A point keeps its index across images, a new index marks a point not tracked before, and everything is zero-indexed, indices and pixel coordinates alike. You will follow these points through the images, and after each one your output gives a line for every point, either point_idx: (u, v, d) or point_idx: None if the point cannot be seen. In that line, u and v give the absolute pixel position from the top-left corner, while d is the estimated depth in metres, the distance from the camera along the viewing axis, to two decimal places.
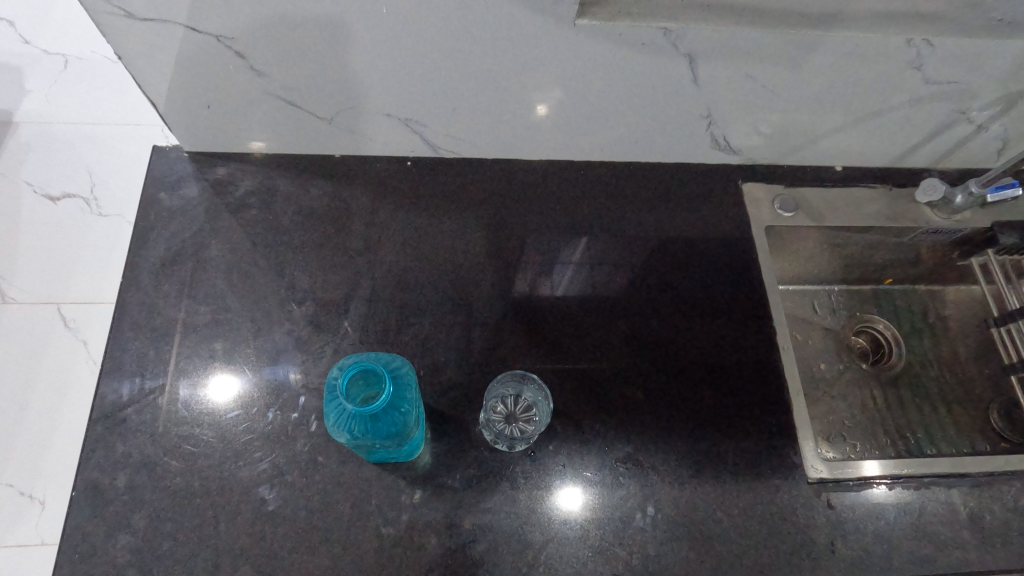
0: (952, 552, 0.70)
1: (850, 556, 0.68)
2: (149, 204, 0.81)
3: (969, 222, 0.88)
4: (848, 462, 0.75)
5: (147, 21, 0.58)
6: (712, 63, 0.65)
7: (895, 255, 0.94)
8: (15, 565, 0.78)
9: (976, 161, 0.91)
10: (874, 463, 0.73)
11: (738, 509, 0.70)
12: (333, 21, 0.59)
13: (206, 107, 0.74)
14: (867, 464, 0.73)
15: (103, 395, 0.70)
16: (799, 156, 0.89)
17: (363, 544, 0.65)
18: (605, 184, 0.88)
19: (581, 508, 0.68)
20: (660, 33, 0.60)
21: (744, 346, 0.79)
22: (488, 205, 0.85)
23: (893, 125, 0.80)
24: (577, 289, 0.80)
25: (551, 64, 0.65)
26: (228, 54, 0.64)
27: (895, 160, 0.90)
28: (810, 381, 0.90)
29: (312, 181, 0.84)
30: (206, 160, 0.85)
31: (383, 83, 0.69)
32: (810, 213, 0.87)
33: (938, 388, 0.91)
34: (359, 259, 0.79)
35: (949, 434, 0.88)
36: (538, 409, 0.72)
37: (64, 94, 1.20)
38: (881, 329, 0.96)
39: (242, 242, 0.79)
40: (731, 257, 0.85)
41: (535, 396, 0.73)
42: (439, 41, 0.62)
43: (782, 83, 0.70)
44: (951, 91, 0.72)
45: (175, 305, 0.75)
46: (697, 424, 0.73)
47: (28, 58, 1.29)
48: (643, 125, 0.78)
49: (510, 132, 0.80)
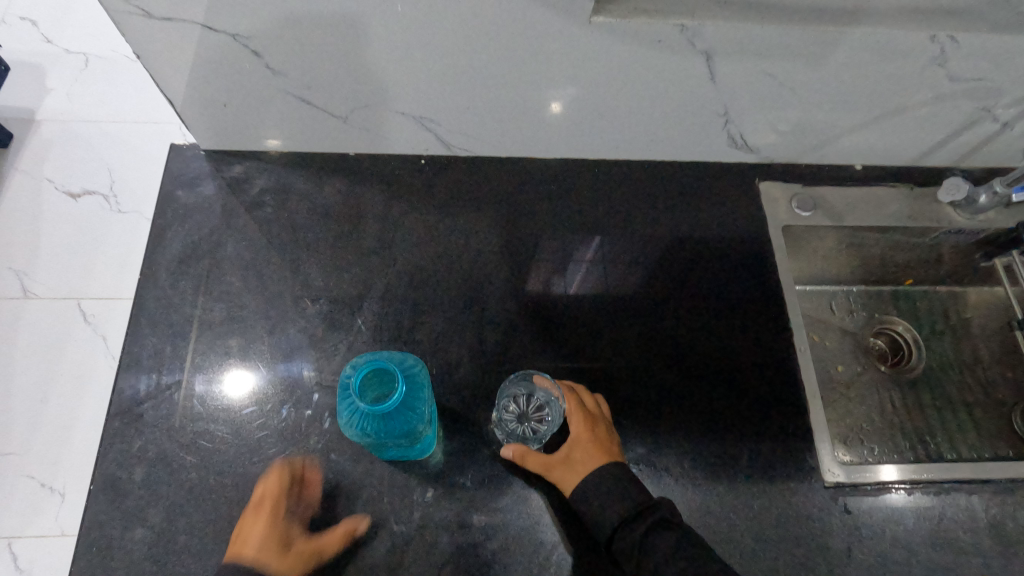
0: (972, 559, 0.68)
1: (867, 563, 0.67)
2: (167, 202, 0.82)
3: (994, 222, 0.85)
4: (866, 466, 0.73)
5: (165, 20, 0.59)
6: (729, 60, 0.64)
7: (915, 256, 0.92)
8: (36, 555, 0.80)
9: (1001, 160, 0.89)
10: (892, 468, 0.72)
11: (752, 512, 0.69)
12: (349, 19, 0.59)
13: (223, 106, 0.74)
14: (885, 469, 0.72)
15: (121, 390, 0.71)
16: (817, 154, 0.87)
17: (375, 541, 0.65)
18: (619, 182, 0.87)
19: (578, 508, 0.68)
20: (676, 30, 0.60)
21: (759, 347, 0.78)
22: (502, 204, 0.85)
23: (915, 123, 0.78)
24: (591, 288, 0.80)
25: (566, 62, 0.65)
26: (245, 53, 0.64)
27: (916, 158, 0.89)
28: (826, 383, 0.89)
29: (326, 179, 0.84)
30: (221, 158, 0.85)
31: (398, 81, 0.69)
32: (829, 213, 0.86)
33: (958, 392, 0.90)
34: (372, 257, 0.79)
35: (971, 438, 0.86)
36: (549, 409, 0.71)
37: (85, 93, 1.23)
38: (900, 331, 0.95)
39: (257, 240, 0.80)
40: (747, 258, 0.84)
41: (546, 396, 0.71)
42: (455, 37, 0.61)
43: (801, 81, 0.68)
44: (976, 88, 0.70)
45: (191, 302, 0.76)
46: (710, 425, 0.73)
47: (50, 57, 1.31)
48: (660, 122, 0.77)
49: (524, 131, 0.80)
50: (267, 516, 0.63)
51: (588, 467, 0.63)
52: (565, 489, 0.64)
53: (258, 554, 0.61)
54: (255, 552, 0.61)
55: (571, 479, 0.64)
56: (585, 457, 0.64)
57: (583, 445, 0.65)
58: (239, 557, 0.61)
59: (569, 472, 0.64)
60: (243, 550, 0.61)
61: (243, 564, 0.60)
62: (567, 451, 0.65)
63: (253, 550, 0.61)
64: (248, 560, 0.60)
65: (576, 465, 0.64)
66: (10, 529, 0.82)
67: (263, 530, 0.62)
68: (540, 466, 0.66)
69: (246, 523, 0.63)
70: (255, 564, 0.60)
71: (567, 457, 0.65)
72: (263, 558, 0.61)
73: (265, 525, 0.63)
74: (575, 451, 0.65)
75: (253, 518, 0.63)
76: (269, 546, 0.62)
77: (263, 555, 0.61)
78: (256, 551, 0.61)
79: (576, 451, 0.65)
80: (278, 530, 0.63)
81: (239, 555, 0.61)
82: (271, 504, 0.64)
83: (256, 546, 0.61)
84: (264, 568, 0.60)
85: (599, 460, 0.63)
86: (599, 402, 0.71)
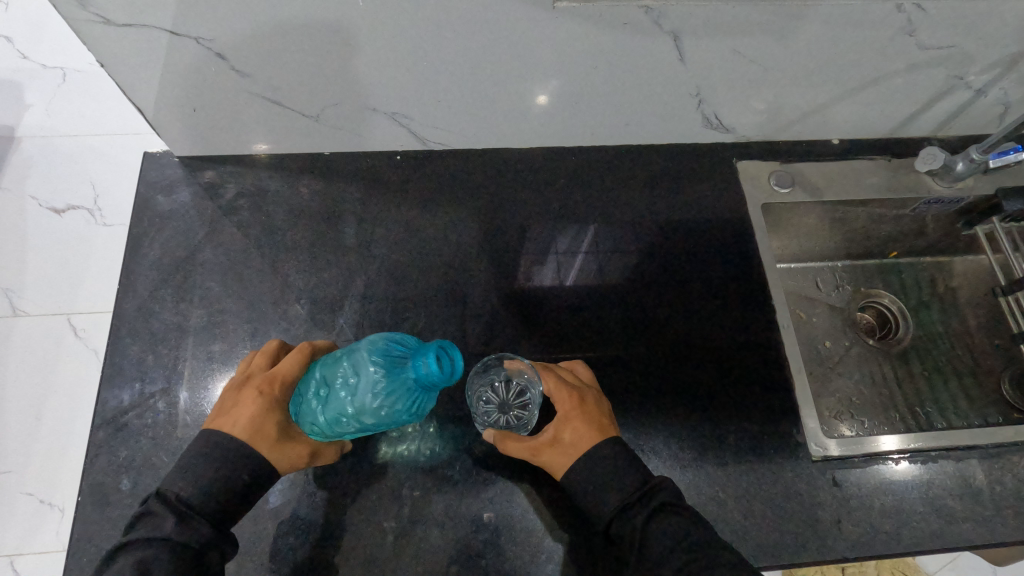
0: (962, 525, 0.69)
1: (858, 533, 0.68)
2: (144, 209, 0.81)
3: (972, 189, 0.85)
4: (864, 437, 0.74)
5: (125, 27, 0.58)
6: (697, 39, 0.64)
7: (896, 227, 0.92)
8: (41, 556, 0.95)
9: (977, 127, 0.88)
10: (890, 438, 0.72)
11: (741, 489, 0.69)
12: (310, 17, 0.58)
13: (193, 110, 0.74)
14: (884, 439, 0.72)
15: (104, 401, 0.70)
16: (794, 131, 0.87)
17: (366, 538, 0.66)
18: (597, 168, 0.87)
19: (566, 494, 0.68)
20: (640, 11, 0.59)
21: (741, 326, 0.78)
22: (480, 195, 0.84)
23: (889, 93, 0.78)
24: (572, 276, 0.80)
25: (533, 49, 0.65)
26: (210, 55, 0.64)
27: (893, 130, 0.88)
28: (814, 359, 0.89)
29: (302, 180, 0.84)
30: (195, 163, 0.85)
31: (367, 77, 0.68)
32: (807, 188, 0.86)
33: (946, 360, 0.91)
34: (351, 256, 0.79)
35: (960, 407, 0.87)
36: (529, 393, 0.72)
37: (63, 106, 1.24)
38: (886, 304, 0.96)
39: (235, 244, 0.80)
40: (727, 238, 0.84)
41: (523, 380, 0.73)
42: (418, 30, 0.61)
43: (771, 57, 0.68)
44: (946, 56, 0.70)
45: (172, 309, 0.76)
46: (696, 406, 0.73)
47: (25, 73, 1.31)
48: (634, 104, 0.77)
49: (499, 120, 0.79)
50: (271, 397, 0.61)
51: (578, 447, 0.62)
52: (554, 472, 0.63)
53: (251, 431, 0.58)
54: (249, 428, 0.58)
55: (561, 462, 0.62)
56: (575, 438, 0.62)
57: (571, 425, 0.63)
58: (231, 429, 0.58)
59: (559, 454, 0.63)
60: (237, 424, 0.59)
61: (234, 441, 0.57)
62: (555, 432, 0.63)
63: (246, 427, 0.58)
64: (238, 437, 0.58)
65: (565, 446, 0.63)
66: (19, 537, 0.94)
67: (263, 410, 0.60)
68: (526, 451, 0.64)
69: (246, 396, 0.60)
70: (246, 442, 0.58)
71: (555, 438, 0.63)
72: (256, 437, 0.58)
73: (268, 404, 0.60)
74: (562, 432, 0.63)
75: (255, 393, 0.61)
76: (267, 427, 0.59)
77: (259, 436, 0.58)
78: (248, 428, 0.58)
79: (564, 432, 0.63)
80: (280, 414, 0.61)
81: (230, 428, 0.58)
82: (279, 384, 0.62)
83: (251, 424, 0.59)
84: (254, 450, 0.58)
85: (591, 440, 0.62)
86: (579, 370, 0.71)
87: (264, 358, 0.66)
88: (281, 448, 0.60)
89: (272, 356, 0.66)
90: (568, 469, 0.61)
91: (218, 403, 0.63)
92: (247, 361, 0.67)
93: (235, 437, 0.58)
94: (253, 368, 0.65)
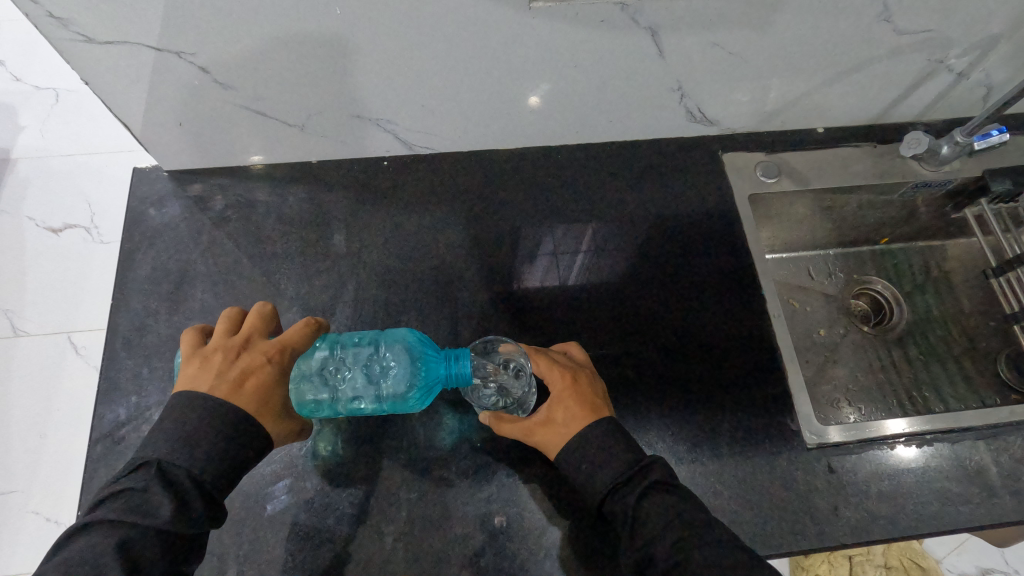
0: (961, 507, 0.69)
1: (856, 519, 0.68)
2: (135, 224, 0.82)
3: (959, 172, 0.85)
4: (871, 422, 0.74)
5: (107, 44, 0.59)
6: (676, 33, 0.64)
7: (885, 213, 0.92)
8: None
9: (962, 110, 0.88)
10: (898, 422, 0.72)
11: (737, 479, 0.69)
12: (286, 28, 0.59)
13: (179, 124, 0.74)
14: (890, 423, 0.72)
15: (101, 415, 0.71)
16: (778, 121, 0.87)
17: (364, 541, 0.66)
18: (583, 165, 0.88)
19: (562, 491, 0.68)
20: (617, 8, 0.60)
21: (733, 317, 0.78)
22: (468, 197, 0.85)
23: (872, 79, 0.78)
24: (561, 274, 0.80)
25: (514, 50, 0.65)
26: (192, 70, 0.64)
27: (878, 116, 0.88)
28: (809, 347, 0.90)
29: (291, 189, 0.84)
30: (183, 177, 0.85)
31: (349, 85, 0.69)
32: (793, 178, 0.86)
33: (942, 344, 0.91)
34: (341, 262, 0.80)
35: (958, 390, 0.87)
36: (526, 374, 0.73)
37: (56, 127, 1.26)
38: (880, 290, 0.97)
39: (226, 255, 0.80)
40: (715, 230, 0.84)
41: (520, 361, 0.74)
42: (397, 37, 0.61)
43: (751, 48, 0.68)
44: (925, 40, 0.70)
45: (165, 321, 0.76)
46: (690, 398, 0.73)
47: (18, 94, 1.33)
48: (617, 99, 0.77)
49: (484, 121, 0.80)
50: (279, 369, 0.61)
51: (571, 426, 0.62)
52: (548, 450, 0.63)
53: (257, 401, 0.57)
54: (254, 398, 0.57)
55: (553, 441, 0.62)
56: (567, 418, 0.62)
57: (565, 405, 0.63)
58: (234, 397, 0.56)
59: (551, 434, 0.63)
60: (240, 391, 0.57)
61: (241, 413, 0.55)
62: (547, 413, 0.63)
63: (252, 397, 0.57)
64: (245, 406, 0.56)
65: (558, 426, 0.63)
66: (28, 555, 0.95)
67: (270, 382, 0.59)
68: (522, 432, 0.64)
69: (253, 363, 0.59)
70: (252, 413, 0.56)
71: (548, 419, 0.63)
72: (261, 410, 0.57)
73: (276, 375, 0.60)
74: (555, 413, 0.63)
75: (265, 361, 0.60)
76: (271, 400, 0.59)
77: (263, 409, 0.58)
78: (255, 399, 0.57)
79: (558, 413, 0.63)
80: (281, 388, 0.60)
81: (232, 395, 0.56)
82: (286, 356, 0.62)
83: (258, 395, 0.57)
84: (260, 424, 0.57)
85: (584, 421, 0.62)
86: (573, 350, 0.71)
87: (260, 322, 0.64)
88: (275, 425, 0.60)
89: (266, 321, 0.65)
90: (560, 447, 0.61)
91: (201, 360, 0.59)
92: (232, 320, 0.64)
93: (242, 407, 0.56)
94: (248, 331, 0.63)
